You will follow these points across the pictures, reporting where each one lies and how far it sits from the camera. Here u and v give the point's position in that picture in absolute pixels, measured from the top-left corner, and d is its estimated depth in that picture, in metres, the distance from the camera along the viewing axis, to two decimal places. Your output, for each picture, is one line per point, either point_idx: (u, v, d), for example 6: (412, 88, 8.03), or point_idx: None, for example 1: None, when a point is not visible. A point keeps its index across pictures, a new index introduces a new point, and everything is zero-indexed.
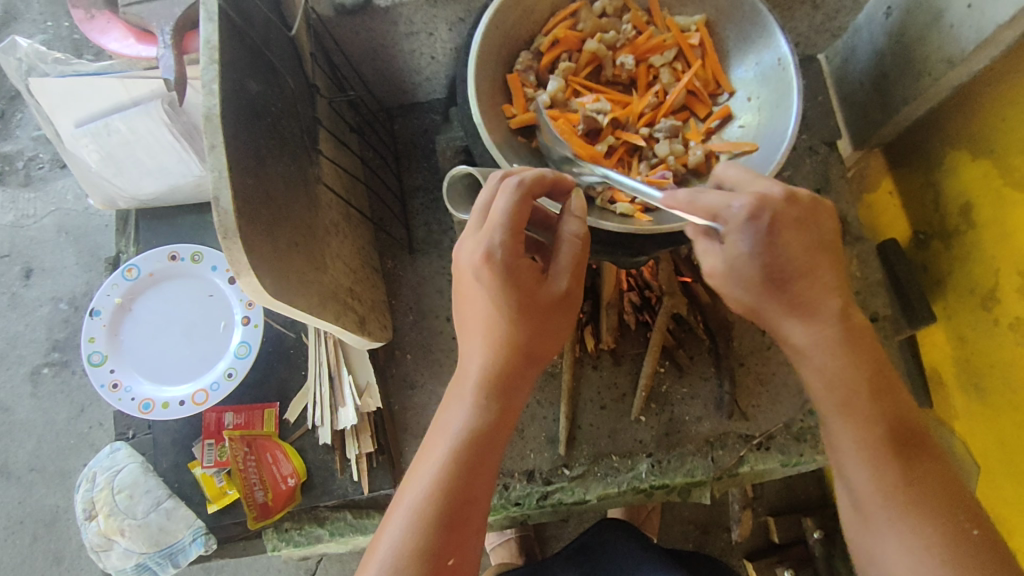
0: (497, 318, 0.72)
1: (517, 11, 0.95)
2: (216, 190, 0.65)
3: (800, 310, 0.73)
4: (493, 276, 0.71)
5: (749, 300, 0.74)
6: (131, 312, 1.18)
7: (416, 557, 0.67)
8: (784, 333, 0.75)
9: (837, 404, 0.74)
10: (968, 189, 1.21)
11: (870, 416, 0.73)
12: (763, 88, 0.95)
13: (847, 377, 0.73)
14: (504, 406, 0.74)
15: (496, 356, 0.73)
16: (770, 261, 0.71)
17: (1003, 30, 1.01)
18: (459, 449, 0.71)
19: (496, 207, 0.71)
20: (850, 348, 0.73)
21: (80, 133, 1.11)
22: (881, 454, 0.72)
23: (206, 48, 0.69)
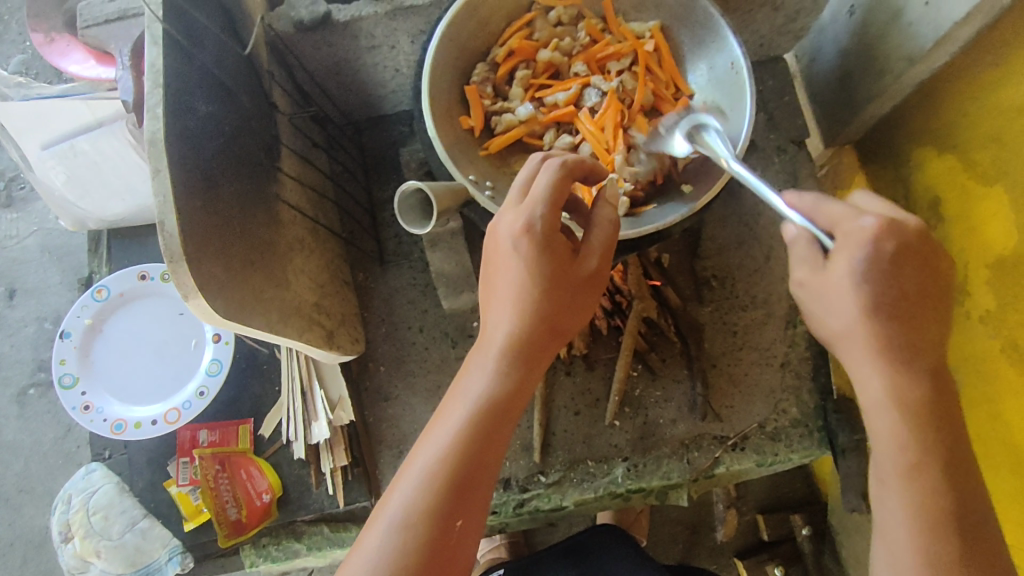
0: (527, 290, 0.72)
1: (471, 24, 0.96)
2: (161, 213, 0.66)
3: (897, 360, 0.68)
4: (530, 249, 0.71)
5: (845, 327, 0.69)
6: (102, 333, 1.18)
7: (424, 516, 0.67)
8: (860, 374, 0.71)
9: (897, 465, 0.70)
10: (935, 184, 1.21)
11: (925, 481, 0.69)
12: (718, 92, 0.96)
13: (920, 443, 0.69)
14: (525, 376, 0.74)
15: (522, 325, 0.73)
16: (882, 288, 0.66)
17: (958, 27, 1.01)
18: (476, 416, 0.71)
19: (539, 182, 0.71)
20: (925, 410, 0.69)
21: (46, 156, 1.11)
22: (930, 522, 0.68)
23: (150, 73, 0.69)
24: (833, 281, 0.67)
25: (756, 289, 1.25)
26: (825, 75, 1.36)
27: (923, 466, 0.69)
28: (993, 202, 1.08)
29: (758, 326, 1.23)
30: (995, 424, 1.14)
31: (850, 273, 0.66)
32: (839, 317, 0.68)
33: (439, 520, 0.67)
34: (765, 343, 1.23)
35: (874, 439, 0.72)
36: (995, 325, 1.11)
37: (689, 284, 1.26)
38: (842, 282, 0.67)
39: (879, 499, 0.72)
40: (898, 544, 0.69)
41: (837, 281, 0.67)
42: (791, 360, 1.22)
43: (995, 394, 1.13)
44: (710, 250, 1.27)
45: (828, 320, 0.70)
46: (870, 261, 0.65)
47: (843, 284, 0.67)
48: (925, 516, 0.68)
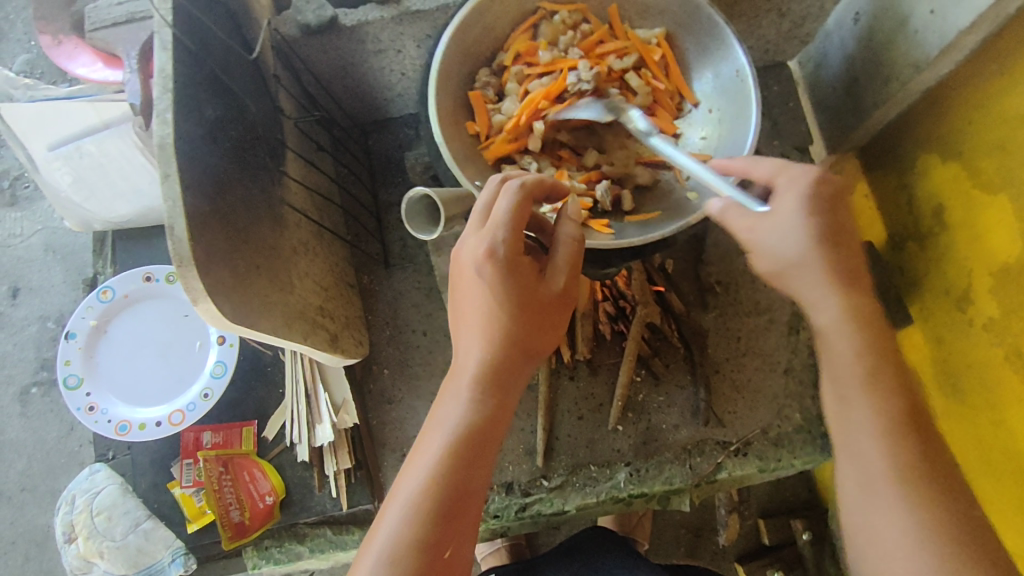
0: (496, 312, 0.74)
1: (478, 29, 0.96)
2: (171, 218, 0.66)
3: (843, 281, 0.75)
4: (495, 272, 0.74)
5: (789, 262, 0.76)
6: (107, 334, 1.18)
7: (411, 549, 0.67)
8: (815, 303, 0.76)
9: (857, 378, 0.73)
10: (939, 191, 1.21)
11: (883, 389, 0.72)
12: (724, 100, 0.96)
13: (871, 352, 0.73)
14: (503, 399, 0.75)
15: (494, 350, 0.75)
16: (822, 226, 0.75)
17: (963, 36, 1.02)
18: (456, 442, 0.72)
19: (500, 207, 0.75)
20: (873, 326, 0.74)
21: (53, 157, 1.12)
22: (894, 427, 0.70)
23: (160, 78, 0.70)
24: (781, 218, 0.76)
25: (759, 296, 1.25)
26: (831, 81, 1.36)
27: (878, 374, 0.72)
28: (996, 211, 1.08)
29: (762, 333, 1.23)
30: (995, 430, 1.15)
31: (793, 213, 0.75)
32: (789, 246, 0.75)
33: (428, 551, 0.68)
34: (768, 349, 1.23)
35: (829, 358, 0.75)
36: (999, 333, 1.11)
37: (692, 290, 1.26)
38: (790, 218, 0.75)
39: (841, 409, 0.74)
40: (865, 448, 0.70)
41: (785, 217, 0.76)
42: (794, 367, 1.22)
43: (998, 399, 1.13)
44: (715, 257, 1.26)
45: (773, 256, 0.77)
46: (810, 199, 0.75)
47: (789, 218, 0.75)
48: (890, 423, 0.70)
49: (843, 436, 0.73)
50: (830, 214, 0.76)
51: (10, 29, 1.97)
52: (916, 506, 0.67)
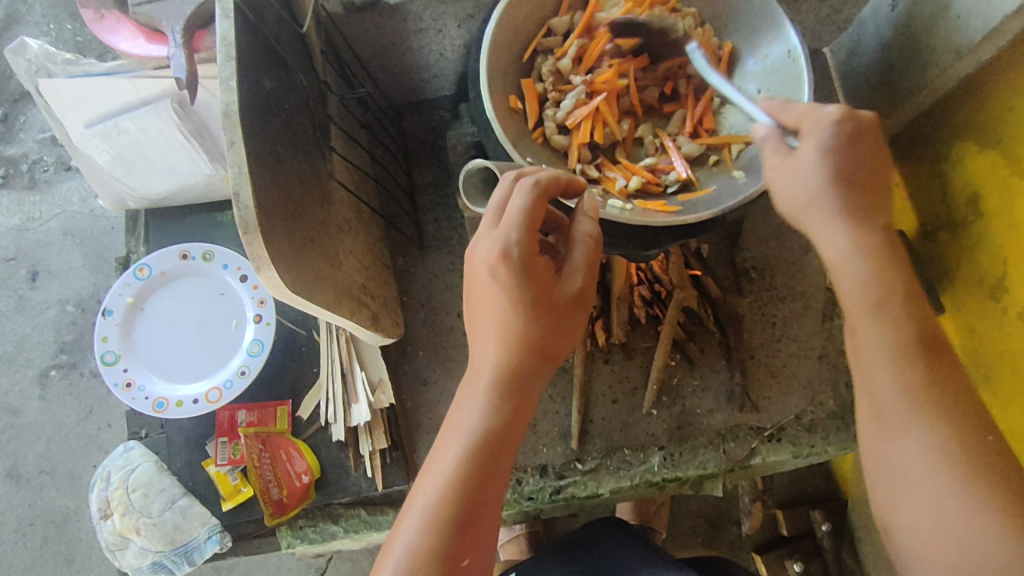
0: (511, 316, 0.71)
1: (527, 7, 0.96)
2: (236, 185, 0.66)
3: (857, 216, 0.73)
4: (510, 273, 0.71)
5: (800, 199, 0.75)
6: (143, 312, 1.18)
7: (428, 562, 0.66)
8: (825, 235, 0.74)
9: (862, 302, 0.71)
10: (975, 180, 1.20)
11: (898, 319, 0.70)
12: (773, 80, 0.96)
13: (883, 274, 0.71)
14: (519, 407, 0.73)
15: (511, 353, 0.72)
16: (845, 162, 0.73)
17: (1009, 21, 1.01)
18: (472, 452, 0.70)
19: (513, 205, 0.72)
20: (888, 257, 0.71)
21: (90, 134, 1.10)
22: (908, 355, 0.69)
23: (223, 45, 0.69)
24: (801, 158, 0.74)
25: (795, 282, 1.24)
26: (865, 69, 1.35)
27: (887, 300, 0.70)
28: None
29: (797, 319, 1.23)
30: None
31: (816, 151, 0.74)
32: (800, 184, 0.75)
33: (444, 563, 0.66)
34: (804, 335, 1.23)
35: (840, 287, 0.74)
36: None
37: (728, 274, 1.25)
38: (812, 159, 0.74)
39: (855, 338, 0.73)
40: (879, 373, 0.70)
41: (804, 157, 0.74)
42: (829, 353, 1.22)
43: None
44: (750, 241, 1.26)
45: (790, 189, 0.76)
46: (834, 138, 0.73)
47: (811, 155, 0.74)
48: (900, 350, 0.69)
49: (860, 363, 0.73)
50: (850, 152, 0.74)
51: (30, 13, 1.98)
52: (936, 432, 0.67)
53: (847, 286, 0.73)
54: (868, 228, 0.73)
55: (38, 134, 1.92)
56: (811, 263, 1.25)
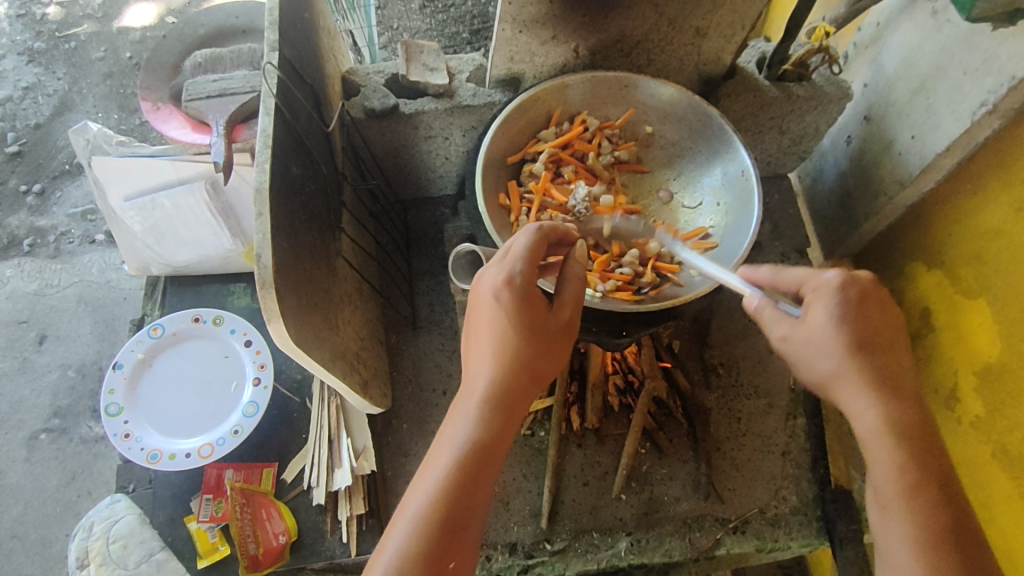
0: (507, 336, 0.80)
1: (520, 121, 1.13)
2: (259, 248, 0.78)
3: (884, 389, 0.76)
4: (511, 298, 0.81)
5: (828, 368, 0.78)
6: (151, 368, 1.27)
7: (417, 560, 0.70)
8: (855, 410, 0.77)
9: (894, 487, 0.74)
10: (925, 297, 1.32)
11: (926, 510, 0.72)
12: (730, 194, 1.11)
13: (913, 463, 0.74)
14: (506, 423, 0.79)
15: (505, 372, 0.80)
16: (858, 330, 0.77)
17: (941, 158, 1.20)
18: (464, 459, 0.75)
19: (519, 242, 0.83)
20: (919, 442, 0.74)
21: (128, 207, 1.23)
22: (932, 549, 0.70)
23: (262, 136, 0.84)
24: (812, 325, 0.78)
25: (759, 380, 1.35)
26: (827, 193, 1.56)
27: (919, 490, 0.72)
28: (977, 313, 1.18)
29: (761, 416, 1.32)
30: (988, 529, 1.19)
31: (823, 319, 0.78)
32: (823, 355, 0.77)
33: (430, 564, 0.71)
34: (767, 432, 1.31)
35: (873, 471, 0.76)
36: (985, 430, 1.18)
37: (697, 369, 1.36)
38: (823, 327, 0.78)
39: (882, 525, 0.75)
40: (902, 561, 0.71)
41: (814, 326, 0.78)
42: (791, 450, 1.29)
43: (989, 498, 1.19)
44: (717, 341, 1.37)
45: (812, 359, 0.79)
46: (843, 305, 0.77)
47: (822, 325, 0.78)
48: (934, 542, 0.71)
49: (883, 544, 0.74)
50: (860, 318, 0.78)
51: (81, 102, 2.22)
52: None
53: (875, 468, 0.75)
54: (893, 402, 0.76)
55: (70, 209, 2.10)
56: (775, 363, 1.36)
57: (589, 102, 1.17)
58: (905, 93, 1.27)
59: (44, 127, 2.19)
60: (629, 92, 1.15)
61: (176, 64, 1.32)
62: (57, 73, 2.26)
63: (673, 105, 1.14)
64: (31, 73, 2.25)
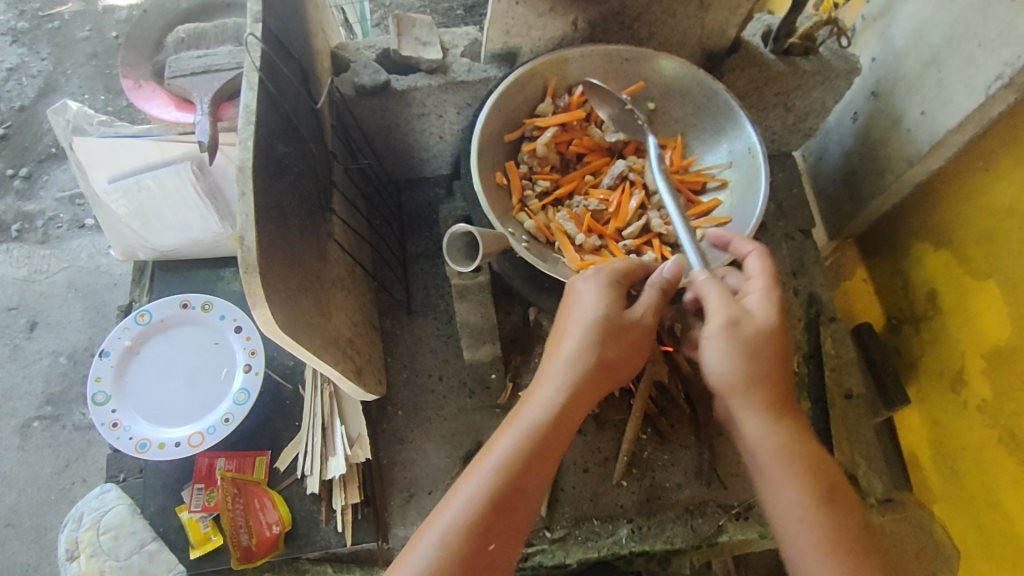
0: (589, 332, 0.81)
1: (518, 97, 1.08)
2: (242, 231, 0.74)
3: (772, 401, 0.79)
4: (602, 297, 0.83)
5: (744, 366, 0.78)
6: (139, 355, 1.24)
7: (463, 531, 0.71)
8: (749, 421, 0.79)
9: (799, 493, 0.75)
10: (932, 278, 1.29)
11: (829, 511, 0.74)
12: (736, 171, 1.08)
13: (810, 466, 0.77)
14: (567, 439, 0.79)
15: (581, 364, 0.80)
16: (779, 332, 0.80)
17: (952, 135, 1.16)
18: (528, 442, 0.76)
19: (616, 263, 0.87)
20: (802, 447, 0.78)
21: (112, 189, 1.19)
22: (846, 546, 0.72)
23: (244, 112, 0.80)
24: (756, 318, 0.79)
25: None
26: (831, 172, 1.52)
27: (823, 486, 0.75)
28: (987, 295, 1.15)
29: None
30: (994, 514, 1.18)
31: (766, 315, 0.80)
32: (749, 350, 0.78)
33: (475, 545, 0.71)
34: None
35: (775, 480, 0.76)
36: (993, 414, 1.15)
37: None
38: (764, 319, 0.80)
39: (791, 536, 0.74)
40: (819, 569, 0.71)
41: (756, 317, 0.80)
42: None
43: (993, 483, 1.17)
44: None
45: (736, 357, 0.78)
46: (775, 308, 0.81)
47: (757, 318, 0.80)
48: (841, 536, 0.72)
49: (803, 565, 0.72)
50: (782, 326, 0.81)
51: (67, 83, 2.16)
52: None
53: (782, 498, 0.76)
54: (792, 422, 0.80)
55: (57, 193, 2.05)
56: None
57: (589, 77, 1.12)
58: (916, 68, 1.22)
59: (30, 109, 2.13)
60: (630, 66, 1.11)
61: (159, 40, 1.27)
62: (41, 53, 2.19)
63: (677, 79, 1.10)
64: (16, 53, 2.18)
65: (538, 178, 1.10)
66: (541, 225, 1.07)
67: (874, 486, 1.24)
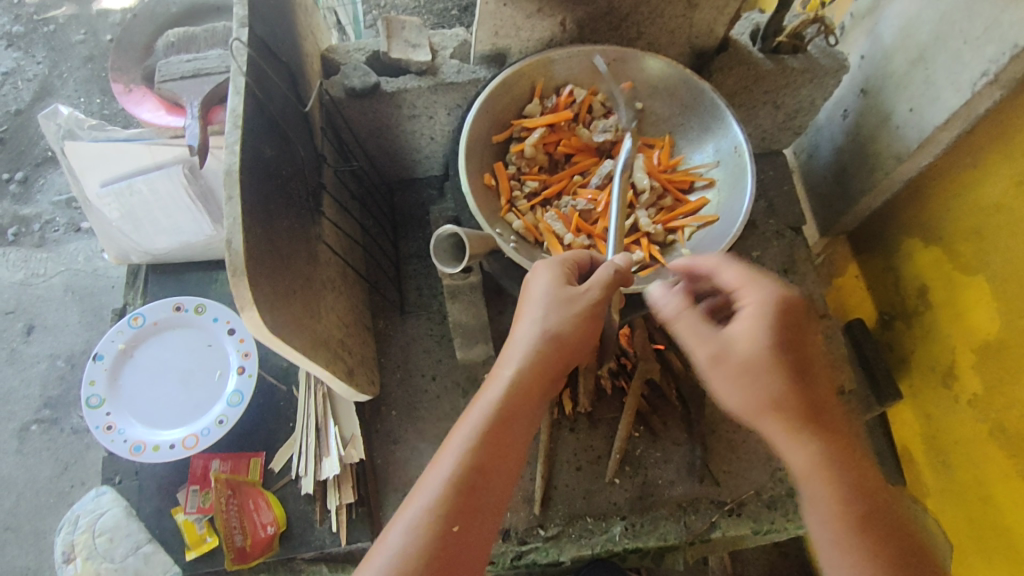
0: (540, 314, 0.82)
1: (506, 97, 1.09)
2: (230, 234, 0.75)
3: (796, 420, 0.72)
4: (549, 280, 0.85)
5: (745, 391, 0.73)
6: (132, 358, 1.24)
7: (432, 518, 0.70)
8: (780, 447, 0.73)
9: (831, 526, 0.69)
10: (923, 273, 1.29)
11: (864, 544, 0.67)
12: (723, 170, 1.08)
13: (841, 493, 0.69)
14: (528, 416, 0.79)
15: (534, 345, 0.81)
16: (780, 346, 0.73)
17: (940, 131, 1.17)
18: (487, 424, 0.76)
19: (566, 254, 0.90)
20: (837, 472, 0.70)
21: (104, 193, 1.19)
22: None
23: (231, 116, 0.81)
24: (735, 335, 0.74)
25: None
26: (823, 169, 1.53)
27: (855, 518, 0.68)
28: (976, 290, 1.16)
29: None
30: (986, 507, 1.19)
31: (745, 331, 0.73)
32: (741, 373, 0.73)
33: (442, 531, 0.70)
34: None
35: (807, 511, 0.71)
36: (983, 409, 1.16)
37: None
38: (745, 334, 0.73)
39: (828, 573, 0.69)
40: None
41: (737, 332, 0.74)
42: None
43: (985, 477, 1.18)
44: None
45: (727, 383, 0.74)
46: (765, 323, 0.73)
47: (736, 332, 0.74)
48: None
49: None
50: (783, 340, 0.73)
51: (62, 87, 2.16)
52: None
53: (815, 521, 0.70)
54: (828, 442, 0.71)
55: (53, 197, 2.05)
56: None
57: (577, 77, 1.13)
58: (904, 64, 1.23)
59: (24, 113, 2.13)
60: (617, 66, 1.11)
61: (149, 44, 1.27)
62: (36, 57, 2.20)
63: (663, 79, 1.11)
64: (10, 58, 2.19)
65: (526, 177, 1.11)
66: (529, 224, 1.07)
67: None
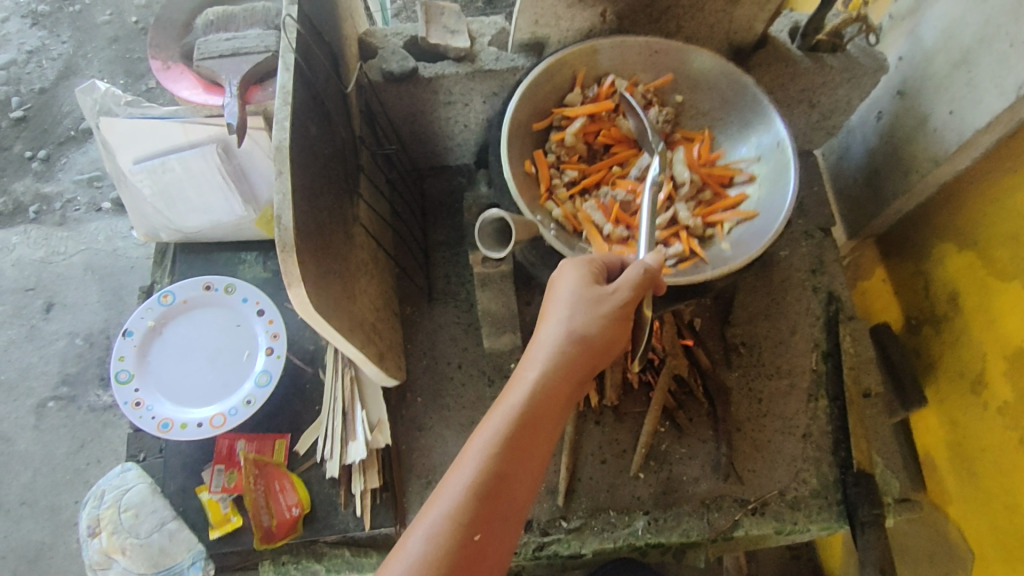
0: (568, 314, 0.81)
1: (547, 86, 1.08)
2: (280, 210, 0.75)
3: None
4: (577, 280, 0.84)
5: None
6: (161, 336, 1.25)
7: (451, 520, 0.70)
8: None
9: None
10: (955, 279, 1.28)
11: None
12: (763, 165, 1.08)
13: None
14: (551, 420, 0.78)
15: (559, 347, 0.80)
16: None
17: (979, 135, 1.15)
18: (510, 426, 0.75)
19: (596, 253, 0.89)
20: None
21: (138, 170, 1.19)
22: None
23: (280, 92, 0.81)
24: None
25: (782, 359, 1.32)
26: (854, 171, 1.52)
27: None
28: (1010, 297, 1.14)
29: (783, 396, 1.29)
30: (1011, 516, 1.16)
31: None
32: None
33: (461, 534, 0.70)
34: (789, 413, 1.28)
35: None
36: (1014, 417, 1.14)
37: (717, 347, 1.34)
38: None
39: None
40: None
41: None
42: (813, 433, 1.26)
43: (1011, 485, 1.16)
44: (740, 319, 1.35)
45: None
46: None
47: None
48: None
49: None
50: None
51: (86, 66, 2.17)
52: None
53: None
54: None
55: (75, 175, 2.06)
56: (798, 343, 1.32)
57: (617, 68, 1.12)
58: (945, 66, 1.21)
59: (49, 91, 2.14)
60: (659, 57, 1.10)
61: (188, 23, 1.27)
62: (62, 36, 2.20)
63: (706, 72, 1.10)
64: (36, 37, 2.20)
65: (566, 166, 1.11)
66: (568, 213, 1.07)
67: (891, 486, 1.24)
